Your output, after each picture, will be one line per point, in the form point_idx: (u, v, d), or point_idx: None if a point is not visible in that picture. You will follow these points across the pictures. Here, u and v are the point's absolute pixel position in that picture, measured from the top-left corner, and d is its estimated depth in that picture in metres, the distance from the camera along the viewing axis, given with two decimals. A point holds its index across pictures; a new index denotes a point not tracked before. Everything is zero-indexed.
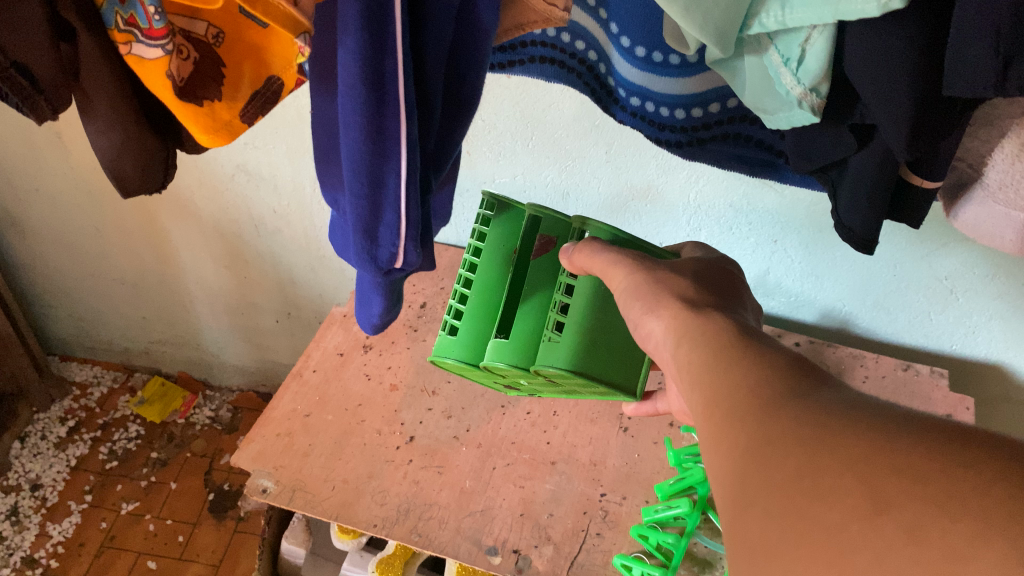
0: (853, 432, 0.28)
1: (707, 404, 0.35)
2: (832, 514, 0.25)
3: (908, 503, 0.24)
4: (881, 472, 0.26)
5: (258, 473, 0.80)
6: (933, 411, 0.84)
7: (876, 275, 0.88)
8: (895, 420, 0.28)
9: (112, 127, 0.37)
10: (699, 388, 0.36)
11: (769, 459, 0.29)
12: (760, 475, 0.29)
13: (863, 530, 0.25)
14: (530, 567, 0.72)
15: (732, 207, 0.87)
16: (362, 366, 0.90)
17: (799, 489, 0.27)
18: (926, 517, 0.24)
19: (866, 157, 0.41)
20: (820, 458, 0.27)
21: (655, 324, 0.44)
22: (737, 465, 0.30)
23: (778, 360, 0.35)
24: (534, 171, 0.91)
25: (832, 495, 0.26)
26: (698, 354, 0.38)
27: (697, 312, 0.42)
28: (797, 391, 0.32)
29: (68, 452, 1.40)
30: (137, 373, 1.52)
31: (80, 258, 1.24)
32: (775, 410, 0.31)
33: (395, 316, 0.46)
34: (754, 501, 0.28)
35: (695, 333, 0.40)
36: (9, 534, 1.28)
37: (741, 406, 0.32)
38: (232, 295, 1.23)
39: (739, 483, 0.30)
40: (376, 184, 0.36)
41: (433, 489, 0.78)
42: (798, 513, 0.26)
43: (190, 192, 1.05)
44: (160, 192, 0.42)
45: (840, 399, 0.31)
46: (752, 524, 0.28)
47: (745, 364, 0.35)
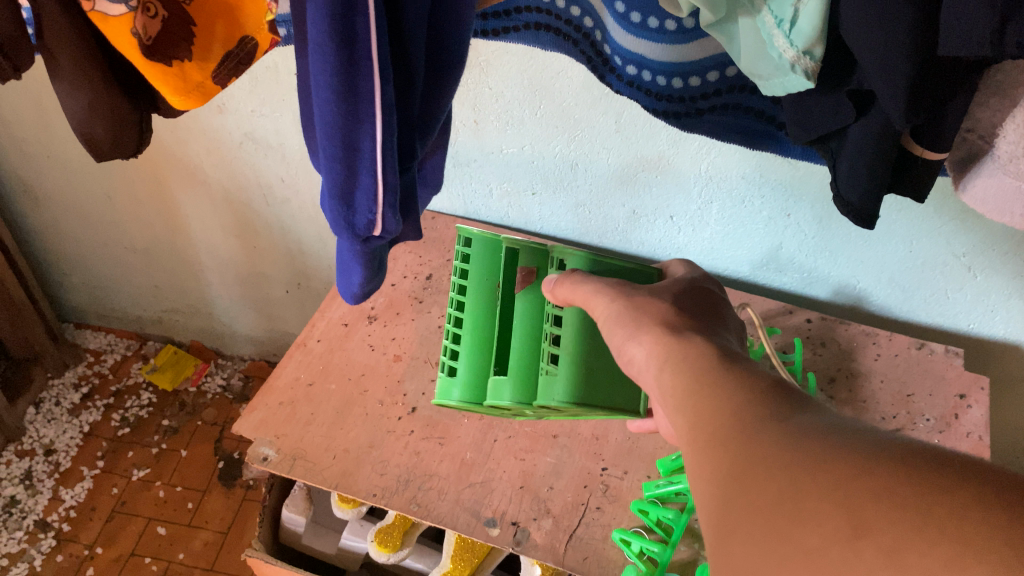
0: (833, 456, 0.27)
1: (691, 429, 0.34)
2: (812, 539, 0.25)
3: (887, 528, 0.24)
4: (861, 495, 0.25)
5: (260, 441, 0.80)
6: (945, 390, 0.82)
7: (892, 251, 0.86)
8: (875, 443, 0.27)
9: (79, 88, 0.40)
10: (687, 412, 0.35)
11: (753, 484, 0.28)
12: (743, 501, 0.28)
13: (842, 554, 0.24)
14: (528, 540, 0.71)
15: (744, 178, 0.85)
16: (366, 337, 0.90)
17: (781, 513, 0.27)
18: (905, 540, 0.23)
19: (864, 128, 0.40)
20: (801, 482, 0.27)
21: (637, 349, 0.44)
22: (720, 493, 0.30)
23: (759, 385, 0.34)
24: (542, 142, 0.89)
25: (812, 519, 0.26)
26: (686, 377, 0.38)
27: (681, 338, 0.42)
28: (779, 414, 0.31)
29: (81, 418, 1.42)
30: (151, 341, 1.55)
31: (93, 226, 1.25)
32: (755, 434, 0.31)
33: (376, 285, 0.45)
34: (736, 526, 0.28)
35: (683, 357, 0.40)
36: (22, 498, 1.29)
37: (720, 434, 0.32)
38: (243, 266, 1.23)
39: (721, 512, 0.29)
40: (350, 148, 0.36)
41: (434, 460, 0.78)
42: (779, 539, 0.26)
43: (199, 160, 1.04)
44: (133, 156, 0.45)
45: (823, 421, 0.30)
46: (735, 551, 0.27)
47: (724, 390, 0.35)
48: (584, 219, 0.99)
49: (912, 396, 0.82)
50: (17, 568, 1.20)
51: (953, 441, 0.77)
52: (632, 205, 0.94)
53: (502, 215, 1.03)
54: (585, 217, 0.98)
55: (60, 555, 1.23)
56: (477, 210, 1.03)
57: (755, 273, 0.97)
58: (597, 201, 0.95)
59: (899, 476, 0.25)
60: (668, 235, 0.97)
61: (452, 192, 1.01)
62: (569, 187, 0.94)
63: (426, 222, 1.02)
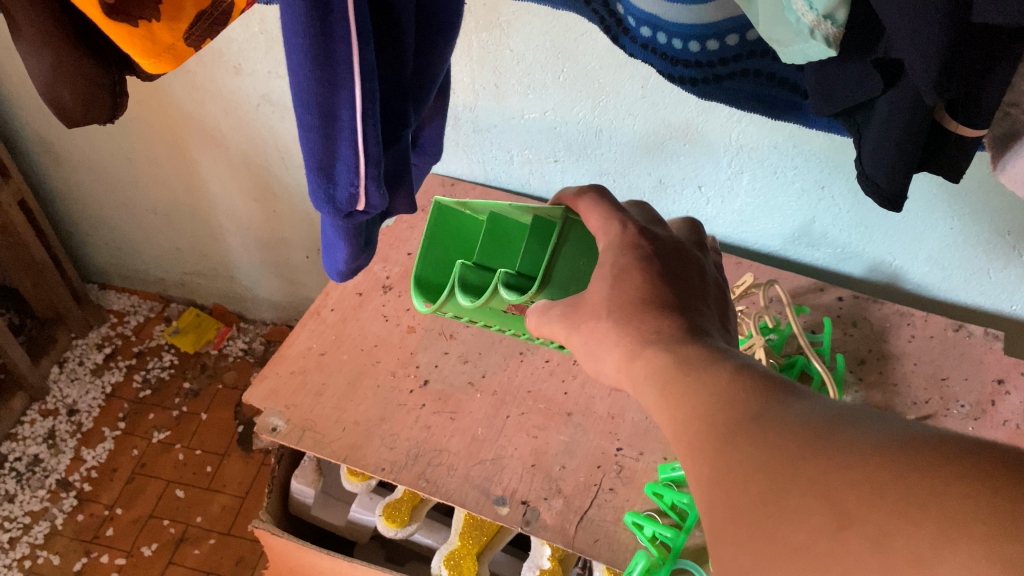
0: (812, 449, 0.26)
1: (674, 421, 0.33)
2: (798, 535, 0.24)
3: (870, 514, 0.23)
4: (841, 484, 0.24)
5: (269, 411, 0.78)
6: (983, 374, 0.78)
7: (932, 227, 0.81)
8: (852, 435, 0.26)
9: (42, 47, 0.39)
10: (673, 403, 0.34)
11: (733, 485, 0.27)
12: (726, 503, 0.27)
13: (831, 548, 0.23)
14: (538, 520, 0.69)
15: (777, 149, 0.80)
16: (381, 306, 0.87)
17: (765, 513, 0.26)
18: (890, 526, 0.23)
19: (894, 98, 0.37)
20: (782, 478, 0.26)
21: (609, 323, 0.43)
22: (705, 498, 0.28)
23: (740, 376, 0.32)
24: (565, 107, 0.85)
25: (797, 515, 0.25)
26: (663, 374, 0.36)
27: (656, 327, 0.40)
28: (756, 402, 0.30)
29: (104, 378, 1.44)
30: (174, 303, 1.56)
31: (114, 187, 1.25)
32: (734, 432, 0.29)
33: (363, 261, 0.44)
34: (723, 528, 0.27)
35: (668, 352, 0.38)
36: (45, 457, 1.32)
37: (704, 431, 0.31)
38: (262, 230, 1.22)
39: (709, 514, 0.28)
40: (328, 116, 0.33)
41: (444, 435, 0.75)
42: (765, 538, 0.25)
43: (217, 122, 1.03)
44: (108, 121, 0.43)
45: (800, 408, 0.29)
46: (724, 552, 0.26)
47: (710, 379, 0.33)
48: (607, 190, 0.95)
49: (946, 379, 0.78)
50: (39, 526, 1.23)
51: (988, 429, 0.73)
52: (658, 174, 0.89)
53: (523, 181, 0.99)
54: (609, 186, 0.94)
55: (81, 515, 1.25)
56: (497, 177, 1.00)
57: (787, 248, 0.93)
58: (622, 169, 0.91)
59: (876, 461, 0.24)
60: (695, 206, 0.92)
61: (472, 159, 0.98)
62: (593, 155, 0.90)
63: (445, 188, 0.99)
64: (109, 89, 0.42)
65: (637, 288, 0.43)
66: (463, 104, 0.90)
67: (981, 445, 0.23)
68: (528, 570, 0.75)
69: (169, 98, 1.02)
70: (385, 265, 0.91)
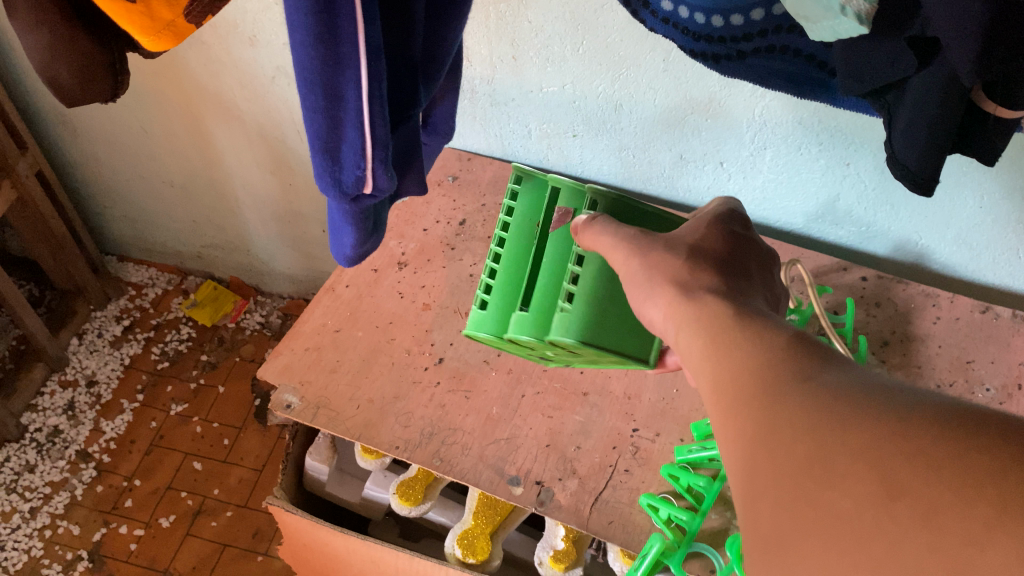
0: (862, 419, 0.25)
1: (714, 382, 0.33)
2: (844, 502, 0.23)
3: (923, 488, 0.22)
4: (892, 455, 0.24)
5: (284, 387, 0.77)
6: (1010, 357, 0.76)
7: (960, 206, 0.79)
8: (907, 409, 0.25)
9: (37, 26, 0.38)
10: (713, 366, 0.33)
11: (777, 447, 0.27)
12: (769, 463, 0.26)
13: (877, 518, 0.23)
14: (552, 501, 0.68)
15: (801, 124, 0.78)
16: (396, 283, 0.86)
17: (809, 476, 0.25)
18: (942, 503, 0.22)
19: (927, 77, 0.36)
20: (830, 444, 0.25)
21: (662, 303, 0.42)
22: (746, 455, 0.28)
23: (782, 343, 0.32)
24: (585, 80, 0.83)
25: (843, 482, 0.24)
26: (707, 335, 0.36)
27: (695, 296, 0.40)
28: (802, 370, 0.29)
29: (122, 350, 1.45)
30: (191, 276, 1.56)
31: (131, 159, 1.25)
32: (777, 398, 0.28)
33: (370, 247, 0.44)
34: (763, 488, 0.26)
35: (722, 312, 0.37)
36: (65, 428, 1.33)
37: (747, 394, 0.30)
38: (279, 202, 1.21)
39: (749, 475, 0.27)
40: (334, 96, 0.33)
41: (459, 414, 0.75)
42: (809, 503, 0.24)
43: (231, 94, 1.02)
44: (109, 98, 0.43)
45: (848, 377, 0.28)
46: (763, 514, 0.26)
47: (750, 346, 0.33)
48: (628, 163, 0.92)
49: (972, 362, 0.76)
50: (59, 497, 1.24)
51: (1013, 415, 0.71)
52: (679, 149, 0.87)
53: (541, 156, 0.97)
54: (629, 160, 0.92)
55: (100, 486, 1.27)
56: (515, 152, 0.99)
57: (810, 225, 0.91)
58: (643, 145, 0.89)
59: (930, 436, 0.24)
60: (718, 182, 0.90)
61: (489, 133, 0.97)
62: (613, 129, 0.88)
63: (462, 163, 0.98)
64: (110, 68, 0.42)
65: (679, 265, 0.43)
66: (479, 76, 0.88)
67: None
68: (542, 550, 0.75)
69: (184, 70, 1.00)
70: (400, 240, 0.90)
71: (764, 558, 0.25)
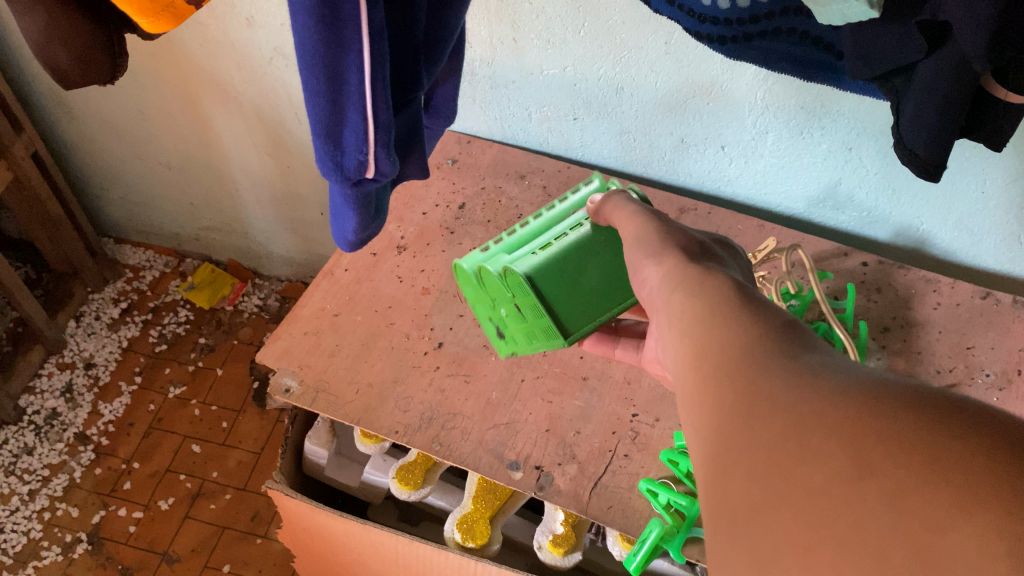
0: (843, 400, 0.25)
1: (697, 351, 0.32)
2: (815, 476, 0.23)
3: (893, 470, 0.22)
4: (868, 434, 0.23)
5: (283, 371, 0.77)
6: (1010, 343, 0.76)
7: (962, 192, 0.79)
8: (887, 392, 0.24)
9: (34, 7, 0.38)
10: (698, 336, 0.33)
11: (755, 421, 0.26)
12: (745, 437, 0.26)
13: (845, 494, 0.22)
14: (551, 486, 0.68)
15: (803, 108, 0.78)
16: (395, 267, 0.85)
17: (783, 450, 0.24)
18: (910, 485, 0.21)
19: (936, 63, 0.35)
20: (809, 421, 0.24)
21: (654, 272, 0.41)
22: (721, 427, 0.27)
23: (769, 325, 0.31)
24: (586, 62, 0.82)
25: (816, 457, 0.23)
26: (697, 305, 0.35)
27: (694, 265, 0.39)
28: (786, 353, 0.29)
29: (120, 333, 1.44)
30: (189, 259, 1.56)
31: (128, 140, 1.24)
32: (759, 375, 0.28)
33: (372, 232, 0.43)
34: (735, 461, 0.25)
35: (715, 283, 0.36)
36: (63, 410, 1.33)
37: (730, 368, 0.29)
38: (277, 185, 1.21)
39: (721, 445, 0.27)
40: (335, 80, 0.32)
41: (458, 398, 0.74)
42: (781, 476, 0.24)
43: (229, 75, 1.01)
44: (107, 82, 0.42)
45: (834, 363, 0.28)
46: (732, 485, 0.25)
47: (739, 321, 0.32)
48: (629, 147, 0.92)
49: (972, 348, 0.76)
50: (58, 479, 1.24)
51: (1013, 400, 0.71)
52: (680, 133, 0.87)
53: (541, 140, 0.97)
54: (630, 144, 0.91)
55: (99, 469, 1.27)
56: (514, 135, 0.98)
57: (810, 210, 0.90)
58: (643, 128, 0.88)
59: (908, 417, 0.23)
60: (718, 166, 0.89)
61: (489, 115, 0.96)
62: (614, 112, 0.87)
63: (461, 147, 0.98)
64: (108, 50, 0.42)
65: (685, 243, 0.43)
66: (479, 58, 0.87)
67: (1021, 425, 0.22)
68: (541, 534, 0.75)
69: (181, 50, 0.99)
70: (400, 224, 0.89)
71: (729, 532, 0.24)
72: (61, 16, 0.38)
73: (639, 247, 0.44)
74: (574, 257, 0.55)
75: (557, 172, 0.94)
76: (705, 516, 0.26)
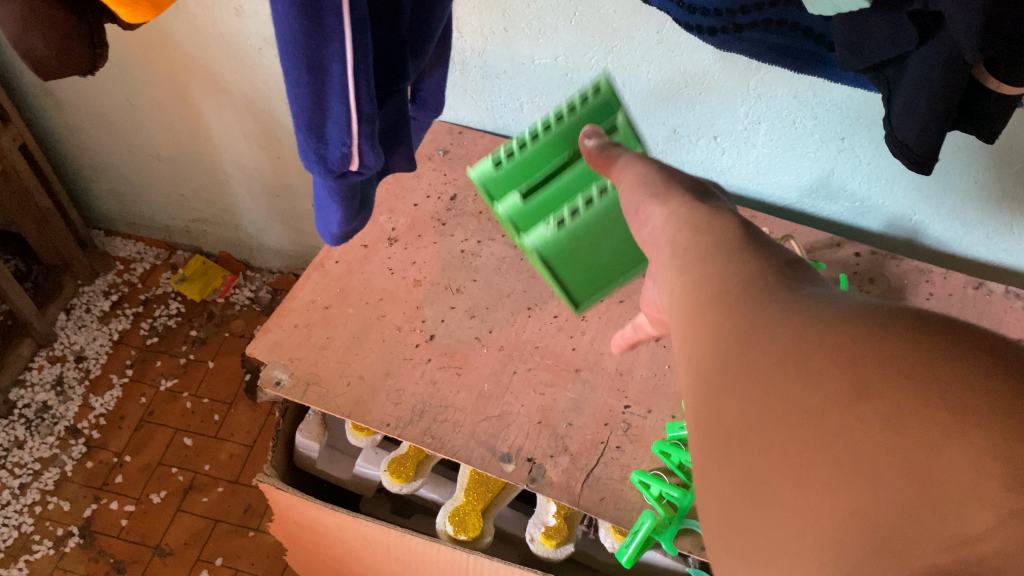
0: (840, 324, 0.25)
1: (697, 282, 0.32)
2: (811, 398, 0.23)
3: (889, 389, 0.22)
4: (865, 354, 0.23)
5: (273, 364, 0.76)
6: (1002, 334, 0.76)
7: (954, 182, 0.78)
8: (887, 314, 0.24)
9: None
10: (697, 268, 0.33)
11: (752, 346, 0.26)
12: (741, 362, 0.26)
13: (841, 416, 0.22)
14: (543, 478, 0.68)
15: (796, 98, 0.77)
16: (387, 259, 0.85)
17: (780, 373, 0.24)
18: (905, 406, 0.21)
19: (929, 55, 0.35)
20: (805, 344, 0.25)
21: (659, 212, 0.42)
22: (718, 353, 0.27)
23: (771, 260, 0.31)
24: (578, 52, 0.82)
25: (813, 378, 0.23)
26: (699, 240, 0.35)
27: (697, 205, 0.39)
28: (786, 284, 0.29)
29: (111, 325, 1.43)
30: (180, 251, 1.55)
31: (117, 131, 1.23)
32: (757, 301, 0.28)
33: (357, 225, 0.43)
34: (732, 385, 0.26)
35: (717, 221, 0.36)
36: (54, 404, 1.32)
37: (729, 296, 0.29)
38: (268, 176, 1.20)
39: (718, 371, 0.27)
40: (317, 71, 0.32)
41: (450, 391, 0.74)
42: (777, 398, 0.24)
43: (219, 65, 1.00)
44: (86, 72, 0.42)
45: (834, 293, 0.28)
46: (728, 409, 0.25)
47: (738, 255, 0.32)
48: None
49: None
50: (49, 473, 1.24)
51: None
52: (673, 123, 0.86)
53: None
54: None
55: (90, 462, 1.26)
56: (506, 125, 0.97)
57: (802, 200, 0.90)
58: (635, 118, 0.88)
59: (906, 337, 0.23)
60: (711, 156, 0.89)
61: (481, 105, 0.95)
62: None
63: (453, 137, 0.97)
64: (86, 39, 0.41)
65: (691, 184, 0.43)
66: (470, 48, 0.87)
67: (1020, 343, 0.22)
68: (533, 526, 0.75)
69: (170, 40, 0.98)
70: (391, 216, 0.89)
71: (724, 455, 0.25)
72: (38, 5, 0.38)
73: (643, 187, 0.44)
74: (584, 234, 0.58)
75: None
76: (699, 435, 0.26)
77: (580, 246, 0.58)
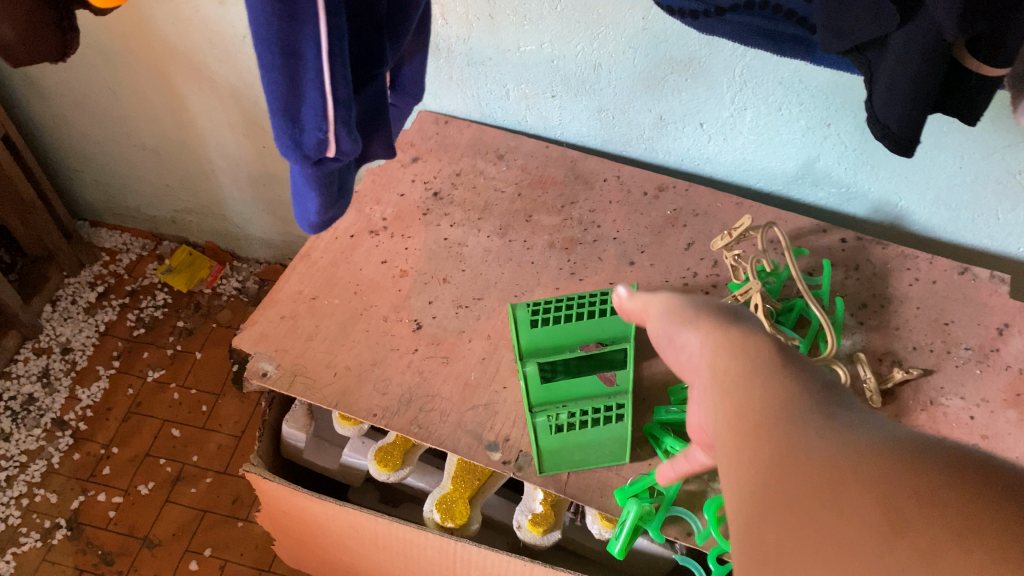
0: (876, 458, 0.26)
1: (740, 409, 0.35)
2: (848, 530, 0.25)
3: (923, 526, 0.23)
4: (897, 490, 0.25)
5: (259, 355, 0.76)
6: (987, 319, 0.76)
7: (940, 167, 0.78)
8: (920, 450, 0.26)
9: None
10: (740, 396, 0.36)
11: (792, 477, 0.28)
12: (781, 491, 0.28)
13: (876, 548, 0.24)
14: (530, 465, 0.68)
15: (782, 84, 0.77)
16: (373, 249, 0.84)
17: (818, 504, 0.26)
18: (938, 541, 0.23)
19: (909, 36, 0.35)
20: (841, 476, 0.26)
21: (690, 335, 0.45)
22: (760, 481, 0.30)
23: (809, 390, 0.34)
24: (563, 39, 0.81)
25: (849, 511, 0.25)
26: (739, 367, 0.38)
27: (730, 327, 0.42)
28: (818, 413, 0.32)
29: (97, 317, 1.43)
30: (166, 242, 1.54)
31: (101, 121, 1.22)
32: (796, 435, 0.30)
33: (336, 213, 0.43)
34: (773, 511, 0.28)
35: (753, 347, 0.39)
36: (40, 396, 1.32)
37: (769, 427, 0.32)
38: (254, 166, 1.19)
39: (761, 497, 0.29)
40: (292, 55, 0.32)
41: (437, 379, 0.74)
42: (815, 528, 0.26)
43: (202, 54, 0.99)
44: (55, 56, 0.41)
45: (866, 422, 0.30)
46: (770, 536, 0.27)
47: (775, 384, 0.35)
48: (607, 125, 0.91)
49: (950, 323, 0.76)
50: (36, 465, 1.24)
51: (990, 376, 0.72)
52: (659, 110, 0.86)
53: (520, 118, 0.96)
54: (609, 122, 0.90)
55: (77, 454, 1.26)
56: (492, 113, 0.97)
57: (788, 186, 0.90)
58: (621, 105, 0.87)
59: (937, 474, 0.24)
60: (697, 143, 0.89)
61: (467, 94, 0.94)
62: (592, 90, 0.86)
63: (439, 126, 0.97)
64: (55, 22, 0.41)
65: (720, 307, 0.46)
66: (455, 35, 0.86)
67: None
68: (520, 514, 0.75)
69: (153, 29, 0.98)
70: (377, 205, 0.88)
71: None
72: None
73: (675, 314, 0.48)
74: (580, 450, 0.68)
75: (536, 151, 0.93)
76: (743, 560, 0.28)
77: (575, 453, 0.68)
